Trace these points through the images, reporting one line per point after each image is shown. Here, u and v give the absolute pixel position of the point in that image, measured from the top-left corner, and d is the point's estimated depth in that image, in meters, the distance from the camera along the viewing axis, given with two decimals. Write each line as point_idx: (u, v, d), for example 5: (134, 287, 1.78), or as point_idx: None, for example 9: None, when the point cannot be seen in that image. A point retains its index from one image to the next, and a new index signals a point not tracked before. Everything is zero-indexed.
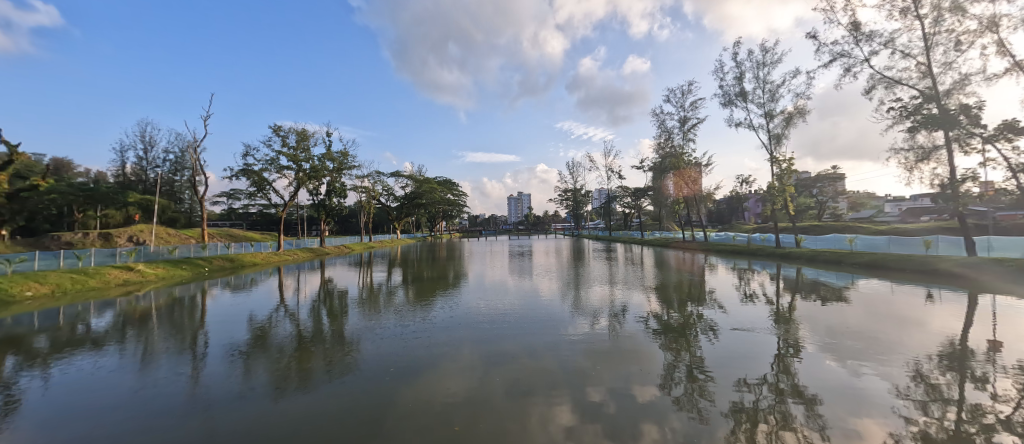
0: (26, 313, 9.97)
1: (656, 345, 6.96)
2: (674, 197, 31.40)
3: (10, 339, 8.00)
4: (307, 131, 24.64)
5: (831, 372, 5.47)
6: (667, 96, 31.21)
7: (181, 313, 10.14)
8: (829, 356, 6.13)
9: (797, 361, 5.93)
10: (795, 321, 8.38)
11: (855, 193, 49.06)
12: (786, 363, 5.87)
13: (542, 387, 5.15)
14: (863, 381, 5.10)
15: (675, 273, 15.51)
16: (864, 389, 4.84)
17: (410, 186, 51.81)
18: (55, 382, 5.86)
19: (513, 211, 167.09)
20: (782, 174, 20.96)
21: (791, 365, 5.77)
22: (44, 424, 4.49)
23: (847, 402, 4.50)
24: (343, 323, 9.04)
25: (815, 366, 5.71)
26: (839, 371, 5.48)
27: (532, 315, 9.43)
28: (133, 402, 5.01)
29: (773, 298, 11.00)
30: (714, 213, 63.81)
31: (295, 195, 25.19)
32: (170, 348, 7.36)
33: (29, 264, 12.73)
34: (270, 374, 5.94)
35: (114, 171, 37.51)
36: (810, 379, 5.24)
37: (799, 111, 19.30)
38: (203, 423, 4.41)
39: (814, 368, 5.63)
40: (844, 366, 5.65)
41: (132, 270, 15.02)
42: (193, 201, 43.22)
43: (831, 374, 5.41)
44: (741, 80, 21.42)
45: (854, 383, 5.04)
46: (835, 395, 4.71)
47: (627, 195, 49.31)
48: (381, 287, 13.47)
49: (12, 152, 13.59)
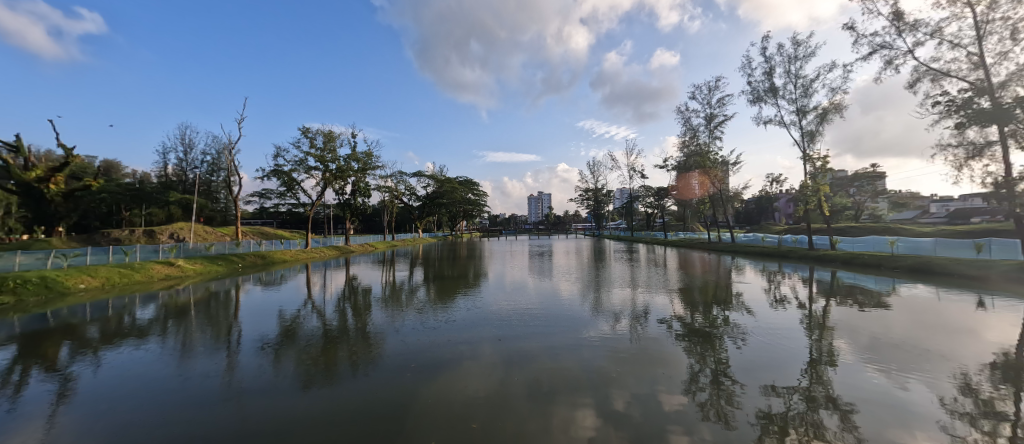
0: (78, 304, 10.76)
1: (681, 350, 6.82)
2: (700, 195, 30.45)
3: (67, 328, 8.68)
4: (333, 132, 25.35)
5: (872, 382, 5.23)
6: (693, 93, 30.04)
7: (217, 307, 10.72)
8: (870, 366, 5.85)
9: (831, 370, 5.71)
10: (831, 328, 8.04)
11: (896, 194, 46.15)
12: (818, 370, 5.71)
13: (564, 388, 5.17)
14: (907, 392, 4.85)
15: (701, 276, 15.11)
16: (906, 401, 4.62)
17: (432, 186, 52.68)
18: (104, 369, 6.33)
19: (533, 211, 166.51)
20: (816, 173, 19.94)
21: (825, 373, 5.58)
22: (92, 410, 4.82)
23: (889, 415, 4.28)
24: (367, 320, 9.29)
25: (852, 375, 5.48)
26: (881, 382, 5.23)
27: (552, 315, 9.46)
28: (175, 391, 5.30)
29: (805, 302, 10.61)
30: (742, 213, 61.60)
31: (322, 195, 25.97)
32: (207, 340, 7.79)
33: (82, 259, 13.75)
34: (299, 367, 6.19)
35: (158, 172, 39.83)
36: (846, 388, 5.04)
37: (835, 106, 18.25)
38: (235, 413, 4.63)
39: (848, 376, 5.46)
40: (888, 377, 5.38)
41: (173, 266, 15.89)
42: (228, 201, 45.23)
43: (872, 384, 5.17)
44: (771, 74, 20.40)
45: (896, 394, 4.82)
46: (874, 406, 4.52)
47: (650, 195, 48.02)
48: (403, 285, 13.77)
49: (68, 154, 14.51)
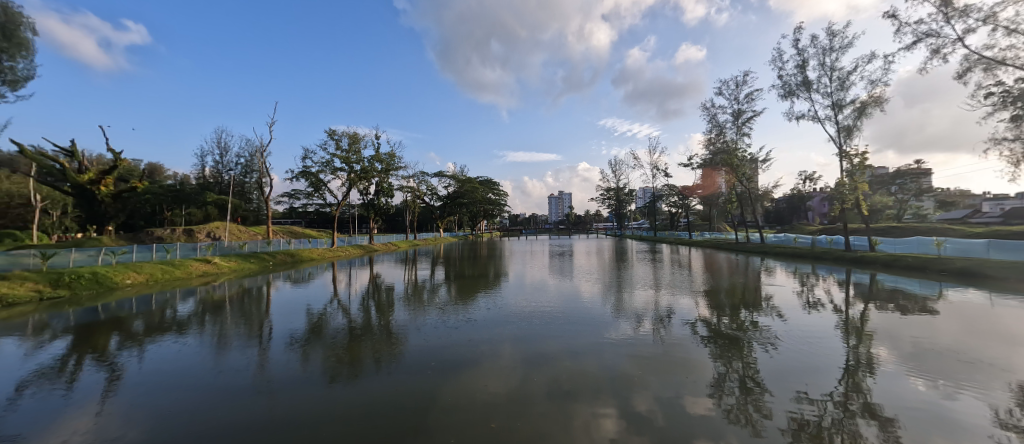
0: (126, 299, 11.50)
1: (706, 354, 6.62)
2: (727, 194, 29.43)
3: (115, 321, 9.29)
4: (358, 134, 25.97)
5: (916, 392, 4.92)
6: (719, 89, 29.03)
7: (250, 303, 11.22)
8: (913, 375, 5.50)
9: (870, 378, 5.41)
10: (870, 334, 7.60)
11: (944, 192, 43.20)
12: (855, 378, 5.42)
13: (585, 390, 5.11)
14: (956, 404, 4.54)
15: (728, 277, 14.62)
16: (956, 414, 4.31)
17: (453, 186, 53.25)
18: (148, 360, 6.73)
19: (555, 211, 165.61)
20: (853, 170, 18.92)
21: (863, 382, 5.30)
22: (137, 398, 5.14)
23: (935, 428, 4.02)
24: (389, 317, 9.49)
25: (893, 385, 5.18)
26: (927, 392, 4.91)
27: (573, 316, 9.40)
28: (211, 383, 5.58)
29: (842, 306, 10.08)
30: (772, 213, 59.22)
31: (348, 195, 26.68)
32: (241, 334, 8.17)
33: (129, 256, 14.66)
34: (326, 362, 6.41)
35: (196, 174, 41.96)
36: (888, 399, 4.76)
37: (875, 99, 17.24)
38: (266, 404, 4.83)
39: (889, 385, 5.14)
40: (935, 388, 5.04)
41: (210, 263, 16.72)
42: (260, 201, 47.16)
43: (916, 394, 4.86)
44: (804, 67, 19.46)
45: (945, 406, 4.51)
46: (919, 417, 4.24)
47: (674, 194, 46.80)
48: (424, 283, 14.00)
49: (116, 159, 15.50)
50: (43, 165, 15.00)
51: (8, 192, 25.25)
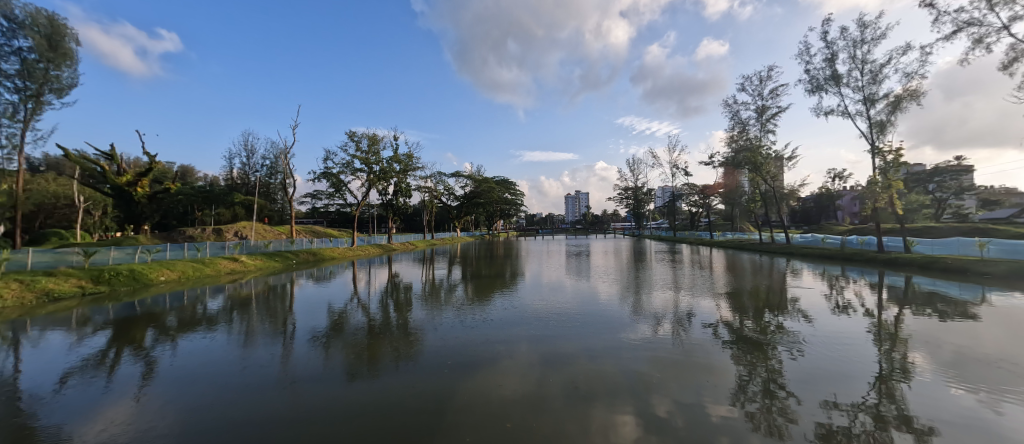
0: (160, 294, 12.07)
1: (728, 357, 6.44)
2: (750, 194, 28.56)
3: (150, 316, 9.76)
4: (377, 136, 26.44)
5: (957, 402, 4.64)
6: (742, 84, 28.18)
7: (274, 300, 11.58)
8: (953, 384, 5.20)
9: (905, 386, 5.15)
10: (906, 340, 7.22)
11: (988, 190, 40.72)
12: (889, 386, 5.17)
13: (602, 392, 5.06)
14: (1001, 417, 4.26)
15: (751, 279, 14.17)
16: (1001, 426, 4.05)
17: (470, 186, 53.61)
18: (180, 353, 7.04)
19: (573, 210, 164.55)
20: (887, 167, 18.05)
21: (897, 389, 5.05)
22: (170, 390, 5.39)
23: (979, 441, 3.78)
24: (407, 316, 9.63)
25: (931, 393, 4.92)
26: (969, 403, 4.63)
27: (589, 316, 9.32)
28: (239, 376, 5.80)
29: (874, 310, 9.62)
30: (799, 212, 57.18)
31: (368, 195, 27.19)
32: (266, 330, 8.45)
33: (163, 254, 15.38)
34: (346, 358, 6.56)
35: (225, 176, 43.61)
36: (925, 408, 4.51)
37: (911, 93, 16.38)
38: (290, 399, 4.98)
39: (926, 394, 4.88)
40: (978, 398, 4.75)
41: (237, 261, 17.36)
42: (284, 202, 48.63)
43: (956, 404, 4.59)
44: (833, 61, 18.67)
45: (989, 418, 4.24)
46: (960, 429, 4.01)
47: (695, 193, 45.74)
48: (442, 283, 14.14)
49: (151, 161, 16.29)
50: (86, 168, 15.90)
51: (55, 193, 26.87)
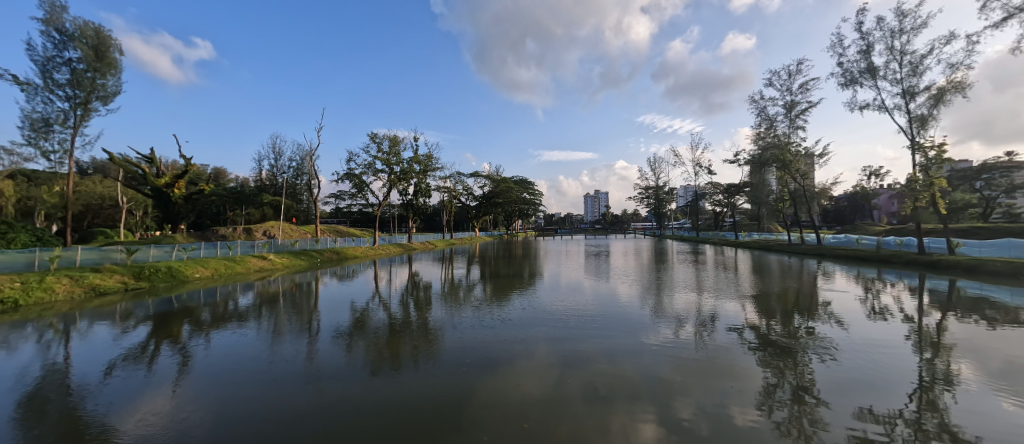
0: (195, 290, 12.68)
1: (754, 362, 6.22)
2: (779, 193, 27.51)
3: (186, 311, 10.26)
4: (397, 137, 26.89)
5: (1007, 415, 4.34)
6: (770, 79, 27.17)
7: (301, 297, 11.96)
8: (1002, 395, 4.87)
9: (948, 396, 4.85)
10: (950, 348, 6.79)
11: None
12: (930, 395, 4.88)
13: (623, 394, 4.99)
14: None
15: (779, 281, 13.64)
16: None
17: (488, 186, 53.87)
18: (214, 347, 7.38)
19: (594, 210, 162.94)
20: (929, 164, 17.03)
21: (939, 399, 4.75)
22: (204, 381, 5.65)
23: None
24: (427, 314, 9.76)
25: (977, 404, 4.61)
26: (1020, 416, 4.32)
27: (609, 318, 9.20)
28: (267, 370, 6.03)
29: (915, 315, 9.09)
30: (831, 212, 54.76)
31: (389, 195, 27.70)
32: (293, 326, 8.74)
33: (197, 252, 16.14)
34: (368, 355, 6.71)
35: (254, 177, 45.30)
36: (971, 420, 4.24)
37: (955, 85, 15.41)
38: (315, 393, 5.14)
39: (973, 405, 4.58)
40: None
41: (265, 259, 18.04)
42: (310, 202, 50.13)
43: (1005, 416, 4.30)
44: (869, 53, 17.76)
45: None
46: None
47: (719, 192, 44.45)
48: (460, 282, 14.27)
49: (188, 164, 17.13)
50: (129, 170, 16.85)
51: (102, 195, 28.62)
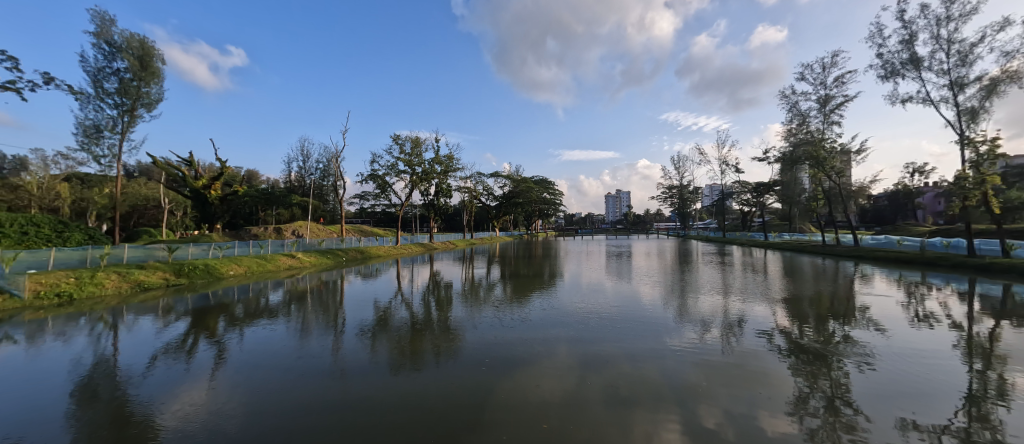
0: (230, 287, 13.29)
1: (785, 368, 5.94)
2: (813, 191, 26.29)
3: (221, 306, 10.75)
4: (419, 138, 27.29)
5: None
6: (802, 73, 25.97)
7: (327, 295, 12.31)
8: None
9: (1002, 409, 4.50)
10: (1004, 357, 6.30)
11: None
12: (981, 408, 4.54)
13: (645, 398, 4.88)
14: None
15: (812, 284, 13.00)
16: None
17: (508, 186, 53.95)
18: (246, 341, 7.69)
19: (617, 210, 160.68)
20: (981, 160, 15.86)
21: (992, 412, 4.42)
22: (238, 374, 5.91)
23: None
24: (448, 313, 9.86)
25: None
26: None
27: (630, 319, 9.02)
28: (296, 364, 6.25)
29: (964, 322, 8.48)
30: (869, 211, 51.96)
31: (412, 195, 28.15)
32: (319, 323, 9.01)
33: (232, 250, 16.89)
34: (391, 352, 6.84)
35: (284, 179, 46.98)
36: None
37: (1010, 74, 14.28)
38: (340, 388, 5.28)
39: None
40: None
41: (295, 258, 18.69)
42: (336, 202, 51.57)
43: None
44: (911, 42, 16.68)
45: None
46: None
47: (747, 191, 42.89)
48: (481, 281, 14.36)
49: (223, 167, 17.94)
50: (170, 172, 17.79)
51: (146, 196, 30.37)
